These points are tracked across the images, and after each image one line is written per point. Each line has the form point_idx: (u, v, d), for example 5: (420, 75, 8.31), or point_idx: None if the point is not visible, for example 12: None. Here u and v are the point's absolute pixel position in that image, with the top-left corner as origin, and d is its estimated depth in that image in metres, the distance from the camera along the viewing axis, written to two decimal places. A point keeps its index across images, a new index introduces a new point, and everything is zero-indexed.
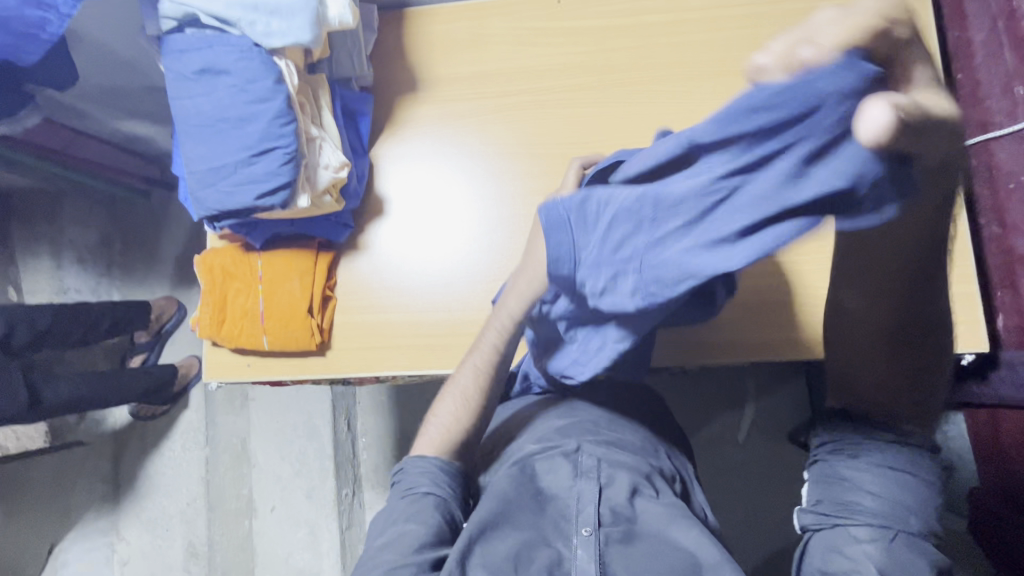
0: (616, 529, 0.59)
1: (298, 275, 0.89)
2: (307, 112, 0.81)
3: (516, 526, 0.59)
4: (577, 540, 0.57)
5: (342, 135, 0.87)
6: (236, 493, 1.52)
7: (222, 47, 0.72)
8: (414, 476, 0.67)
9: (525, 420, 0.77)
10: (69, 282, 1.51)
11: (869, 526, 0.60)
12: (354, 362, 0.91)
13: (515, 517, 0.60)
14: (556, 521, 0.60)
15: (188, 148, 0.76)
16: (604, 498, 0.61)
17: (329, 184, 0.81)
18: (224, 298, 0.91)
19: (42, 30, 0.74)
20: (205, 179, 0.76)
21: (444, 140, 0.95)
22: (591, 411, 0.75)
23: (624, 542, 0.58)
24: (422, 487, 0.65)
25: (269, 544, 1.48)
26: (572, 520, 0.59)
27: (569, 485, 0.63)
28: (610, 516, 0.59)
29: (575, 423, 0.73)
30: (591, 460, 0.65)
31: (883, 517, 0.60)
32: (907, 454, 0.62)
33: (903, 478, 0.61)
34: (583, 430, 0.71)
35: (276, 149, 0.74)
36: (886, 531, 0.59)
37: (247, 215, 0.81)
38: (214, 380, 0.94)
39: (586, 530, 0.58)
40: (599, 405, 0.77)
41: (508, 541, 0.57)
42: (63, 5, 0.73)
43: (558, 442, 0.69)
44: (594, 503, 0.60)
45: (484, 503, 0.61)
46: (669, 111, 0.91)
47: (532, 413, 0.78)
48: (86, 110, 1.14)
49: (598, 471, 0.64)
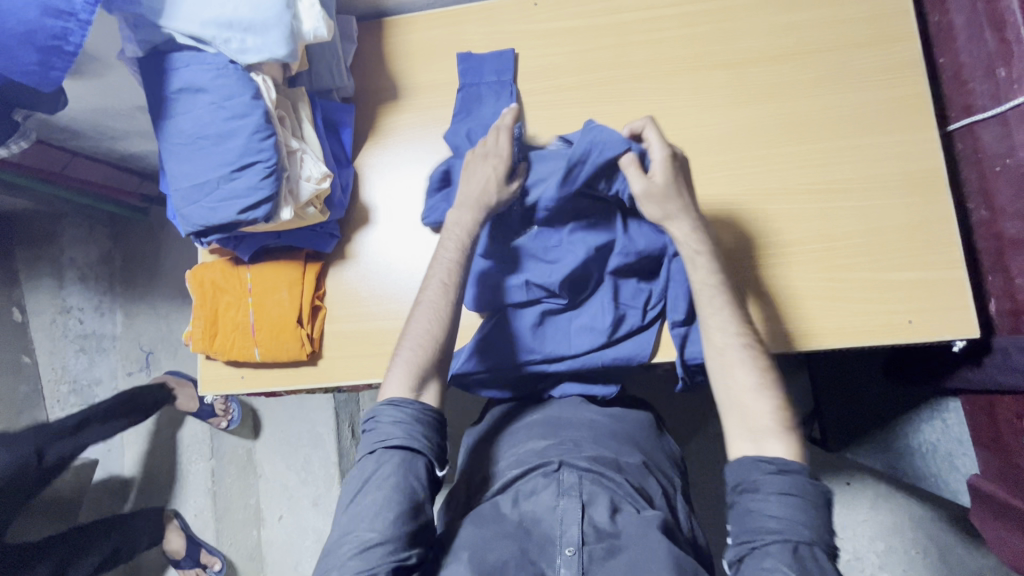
0: (600, 546, 0.60)
1: (287, 287, 0.90)
2: (287, 125, 0.82)
3: (498, 548, 0.60)
4: (560, 562, 0.59)
5: (324, 146, 0.89)
6: (242, 503, 1.53)
7: (198, 65, 0.73)
8: (386, 426, 0.67)
9: (515, 438, 0.77)
10: (72, 301, 1.54)
11: (778, 543, 0.58)
12: (344, 371, 0.92)
13: (496, 539, 0.61)
14: (542, 543, 0.61)
15: (171, 167, 0.77)
16: (587, 516, 0.62)
17: (311, 196, 0.82)
18: (215, 312, 0.93)
19: (65, 42, 0.66)
20: (188, 196, 0.77)
21: (426, 147, 0.96)
22: (573, 431, 0.75)
23: (608, 560, 0.59)
24: (393, 441, 0.66)
25: (276, 553, 1.50)
26: (556, 542, 0.60)
27: (552, 505, 0.64)
28: (593, 535, 0.61)
29: (558, 442, 0.73)
30: (573, 478, 0.66)
31: (789, 533, 0.58)
32: (790, 471, 0.61)
33: (799, 501, 0.60)
34: (565, 446, 0.71)
35: (255, 164, 0.75)
36: (794, 547, 0.58)
37: (233, 230, 0.82)
38: (209, 392, 0.95)
39: (569, 550, 0.59)
40: (582, 422, 0.76)
41: (496, 556, 0.59)
42: (81, 11, 0.65)
43: (539, 461, 0.69)
44: (577, 523, 0.61)
45: (465, 534, 0.63)
46: (647, 108, 0.91)
47: (520, 429, 0.78)
48: (78, 131, 1.16)
49: (580, 489, 0.65)
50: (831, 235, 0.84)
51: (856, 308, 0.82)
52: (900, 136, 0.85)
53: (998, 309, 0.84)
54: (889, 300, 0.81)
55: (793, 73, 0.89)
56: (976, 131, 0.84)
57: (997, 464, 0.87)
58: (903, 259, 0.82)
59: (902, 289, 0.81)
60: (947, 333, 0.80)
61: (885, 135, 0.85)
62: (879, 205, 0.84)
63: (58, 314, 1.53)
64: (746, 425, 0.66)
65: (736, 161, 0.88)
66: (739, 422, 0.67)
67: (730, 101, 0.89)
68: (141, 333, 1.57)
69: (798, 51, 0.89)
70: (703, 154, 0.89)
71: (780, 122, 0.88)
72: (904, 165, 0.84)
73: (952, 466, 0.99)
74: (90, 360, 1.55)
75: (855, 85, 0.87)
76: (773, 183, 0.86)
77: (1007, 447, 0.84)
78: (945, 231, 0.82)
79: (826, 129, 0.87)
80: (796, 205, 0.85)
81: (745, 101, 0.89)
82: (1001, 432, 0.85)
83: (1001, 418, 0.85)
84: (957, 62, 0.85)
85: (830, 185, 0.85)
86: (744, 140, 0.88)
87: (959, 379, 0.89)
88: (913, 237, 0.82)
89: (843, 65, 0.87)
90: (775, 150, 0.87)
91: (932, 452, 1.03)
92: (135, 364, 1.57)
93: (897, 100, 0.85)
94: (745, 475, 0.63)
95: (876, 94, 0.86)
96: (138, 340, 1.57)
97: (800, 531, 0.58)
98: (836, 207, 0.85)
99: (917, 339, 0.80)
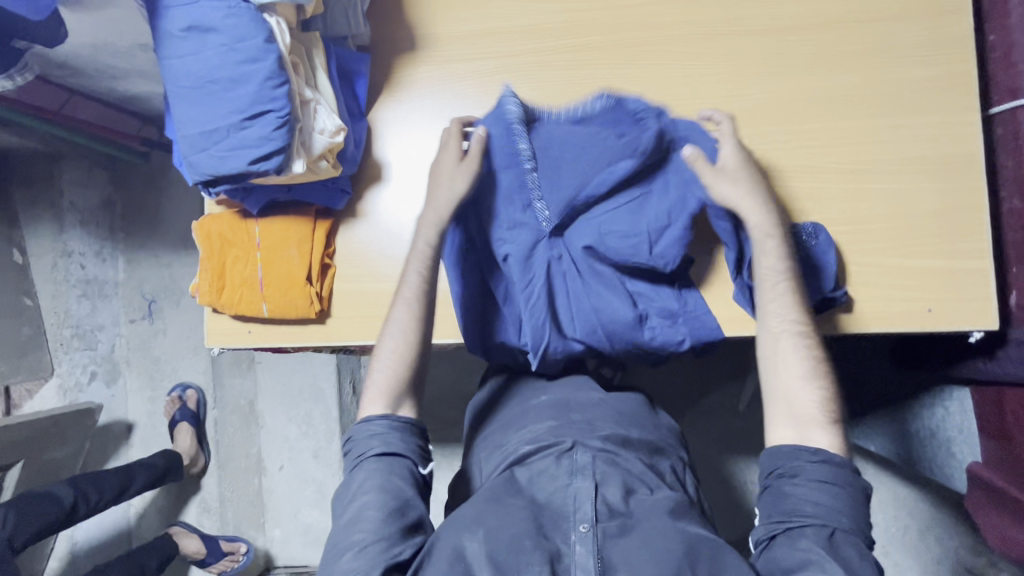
0: (613, 523, 0.63)
1: (296, 243, 0.88)
2: (300, 73, 0.77)
3: (519, 517, 0.63)
4: (575, 537, 0.61)
5: (338, 98, 0.85)
6: (244, 452, 1.56)
7: (208, 3, 0.68)
8: (364, 442, 0.71)
9: (526, 419, 0.80)
10: (73, 245, 1.50)
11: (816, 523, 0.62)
12: (352, 331, 0.91)
13: (512, 511, 0.64)
14: (556, 521, 0.63)
15: (179, 112, 0.73)
16: (600, 494, 0.66)
17: (325, 150, 0.79)
18: (222, 265, 0.91)
19: None
20: (197, 143, 0.74)
21: (443, 104, 0.92)
22: (586, 411, 0.79)
23: (622, 534, 0.61)
24: (373, 451, 0.69)
25: (276, 500, 1.55)
26: (570, 518, 0.63)
27: (566, 483, 0.67)
28: (606, 513, 0.64)
29: (571, 421, 0.77)
30: (586, 458, 0.70)
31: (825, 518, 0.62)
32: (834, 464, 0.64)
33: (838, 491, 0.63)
34: (579, 429, 0.75)
35: (268, 114, 0.72)
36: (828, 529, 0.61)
37: (242, 181, 0.79)
38: (215, 345, 0.94)
39: (583, 526, 0.62)
40: (592, 404, 0.80)
41: (510, 534, 0.60)
42: None
43: (553, 441, 0.73)
44: (590, 501, 0.64)
45: (481, 502, 0.65)
46: (676, 74, 0.87)
47: (533, 408, 0.82)
48: (77, 67, 1.12)
49: (594, 469, 0.68)
50: (857, 220, 0.82)
51: (874, 294, 0.80)
52: (939, 119, 0.81)
53: (1018, 301, 0.83)
54: (912, 287, 0.80)
55: (833, 44, 0.84)
56: (1020, 116, 0.80)
57: (999, 454, 0.88)
58: (929, 246, 0.80)
59: (927, 277, 0.79)
60: (966, 323, 0.78)
61: (924, 116, 0.81)
62: (910, 189, 0.81)
63: (59, 259, 1.49)
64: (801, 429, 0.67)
65: (766, 135, 0.85)
66: (787, 409, 0.69)
67: (765, 70, 0.85)
68: (143, 281, 1.56)
69: (840, 21, 0.84)
70: (731, 126, 0.85)
71: (816, 96, 0.84)
72: (940, 148, 0.81)
73: (949, 454, 1.00)
74: (92, 306, 1.53)
75: (898, 61, 0.82)
76: (801, 161, 0.83)
77: (1012, 436, 0.85)
78: (976, 218, 0.79)
79: (863, 106, 0.83)
80: (826, 185, 0.83)
81: (781, 72, 0.85)
82: (1006, 423, 0.86)
83: (1008, 410, 0.85)
84: (1008, 40, 0.81)
85: (862, 165, 0.82)
86: (777, 115, 0.85)
87: (973, 370, 0.89)
88: (943, 223, 0.80)
89: (889, 38, 0.83)
90: (810, 125, 0.84)
91: (931, 437, 1.03)
92: (138, 311, 1.57)
93: (941, 79, 0.81)
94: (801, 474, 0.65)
95: (919, 71, 0.82)
96: (140, 288, 1.56)
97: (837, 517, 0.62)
98: (866, 188, 0.82)
99: (934, 329, 0.79)
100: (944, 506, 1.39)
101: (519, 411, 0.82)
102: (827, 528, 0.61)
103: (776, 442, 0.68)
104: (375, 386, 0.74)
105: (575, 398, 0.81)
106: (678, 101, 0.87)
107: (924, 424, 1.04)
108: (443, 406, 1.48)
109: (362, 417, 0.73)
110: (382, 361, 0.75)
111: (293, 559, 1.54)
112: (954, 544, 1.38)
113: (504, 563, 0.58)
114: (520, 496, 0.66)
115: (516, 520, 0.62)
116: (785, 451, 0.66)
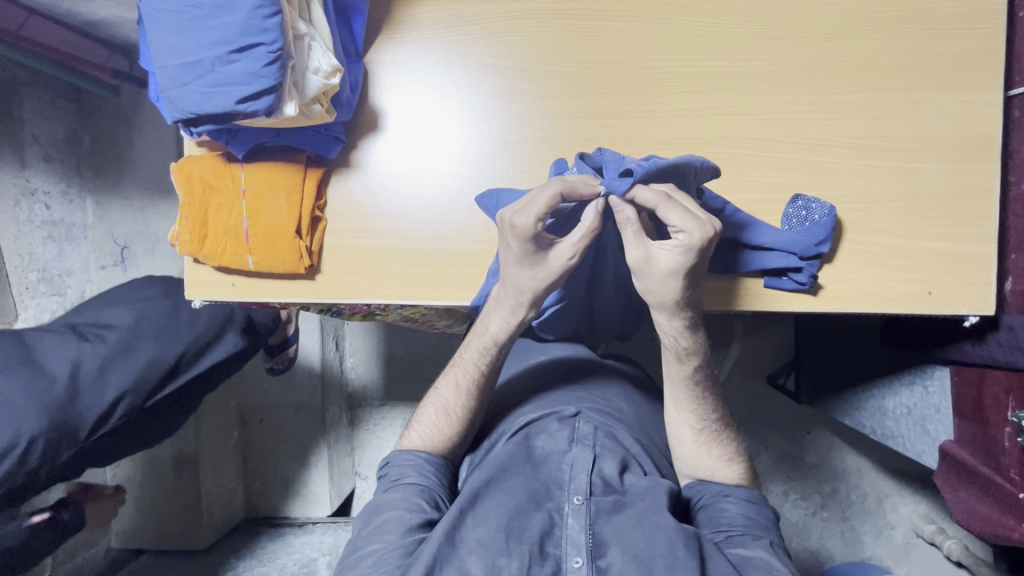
0: (607, 499, 0.62)
1: (286, 192, 0.83)
2: (293, 3, 0.70)
3: (510, 492, 0.62)
4: (568, 510, 0.61)
5: (334, 35, 0.78)
6: (224, 405, 1.52)
7: None
8: (400, 468, 0.71)
9: (516, 393, 0.81)
10: (35, 183, 1.34)
11: (755, 534, 0.64)
12: (342, 288, 0.88)
13: (506, 482, 0.63)
14: (550, 489, 0.63)
15: (158, 39, 0.67)
16: (597, 467, 0.65)
17: (318, 92, 0.73)
18: (204, 212, 0.85)
19: None
20: (178, 76, 0.67)
21: (447, 50, 0.86)
22: (586, 380, 0.80)
23: (614, 512, 0.61)
24: (408, 479, 0.69)
25: (258, 450, 1.58)
26: (564, 487, 0.63)
27: (564, 449, 0.66)
28: (601, 487, 0.63)
29: (571, 390, 0.77)
30: (587, 428, 0.68)
31: (759, 527, 0.65)
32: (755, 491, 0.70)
33: (762, 510, 0.68)
34: (580, 399, 0.74)
35: (258, 47, 0.65)
36: (762, 538, 0.64)
37: (227, 122, 0.72)
38: (197, 297, 0.90)
39: (577, 499, 0.62)
40: (593, 373, 0.82)
41: (501, 512, 0.61)
42: None
43: (556, 408, 0.72)
44: (586, 472, 0.64)
45: (480, 472, 0.65)
46: (699, 30, 0.82)
47: (526, 380, 0.82)
48: None
49: (594, 440, 0.67)
50: (868, 197, 0.80)
51: (876, 273, 0.80)
52: (959, 96, 0.79)
53: (1013, 288, 0.84)
54: (913, 269, 0.79)
55: (862, 9, 0.80)
56: None
57: (971, 432, 0.92)
58: (935, 228, 0.79)
59: (930, 259, 0.79)
60: (963, 306, 0.79)
61: (944, 93, 0.79)
62: (923, 168, 0.79)
63: (20, 196, 1.30)
64: (710, 466, 0.72)
65: (785, 103, 0.81)
66: (692, 463, 0.73)
67: (790, 33, 0.81)
68: (115, 225, 1.49)
69: None
70: (752, 92, 0.82)
71: (839, 66, 0.80)
72: (956, 128, 0.79)
73: (922, 430, 1.02)
74: (59, 249, 1.41)
75: (925, 33, 0.79)
76: (819, 132, 0.81)
77: (988, 419, 0.88)
78: (985, 202, 0.79)
79: (884, 78, 0.80)
80: (839, 160, 0.80)
81: (806, 34, 0.81)
82: (984, 404, 0.89)
83: (987, 392, 0.88)
84: None
85: (877, 141, 0.80)
86: (797, 82, 0.81)
87: (958, 353, 0.91)
88: (952, 205, 0.79)
89: (919, 7, 0.79)
90: (830, 95, 0.81)
91: (905, 415, 1.05)
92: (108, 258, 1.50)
93: (966, 55, 0.79)
94: (731, 491, 0.69)
95: (947, 45, 0.79)
96: (111, 233, 1.50)
97: (766, 530, 0.65)
98: (880, 165, 0.80)
99: (933, 311, 0.79)
100: (904, 479, 1.45)
101: (522, 376, 0.83)
102: (762, 537, 0.64)
103: (688, 478, 0.74)
104: (437, 406, 0.75)
105: (579, 364, 0.83)
106: (698, 62, 0.82)
107: (903, 401, 1.05)
108: (427, 364, 1.51)
109: (404, 447, 0.74)
110: (448, 384, 0.75)
111: (271, 510, 1.59)
112: (907, 513, 1.45)
113: (497, 539, 0.59)
114: (519, 459, 0.66)
115: (509, 495, 0.62)
116: (712, 487, 0.70)
